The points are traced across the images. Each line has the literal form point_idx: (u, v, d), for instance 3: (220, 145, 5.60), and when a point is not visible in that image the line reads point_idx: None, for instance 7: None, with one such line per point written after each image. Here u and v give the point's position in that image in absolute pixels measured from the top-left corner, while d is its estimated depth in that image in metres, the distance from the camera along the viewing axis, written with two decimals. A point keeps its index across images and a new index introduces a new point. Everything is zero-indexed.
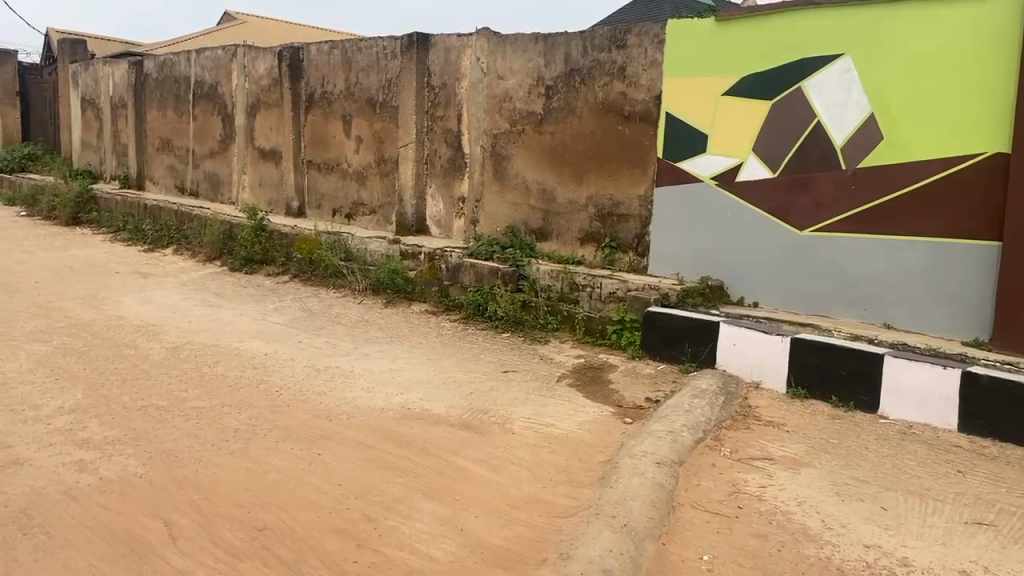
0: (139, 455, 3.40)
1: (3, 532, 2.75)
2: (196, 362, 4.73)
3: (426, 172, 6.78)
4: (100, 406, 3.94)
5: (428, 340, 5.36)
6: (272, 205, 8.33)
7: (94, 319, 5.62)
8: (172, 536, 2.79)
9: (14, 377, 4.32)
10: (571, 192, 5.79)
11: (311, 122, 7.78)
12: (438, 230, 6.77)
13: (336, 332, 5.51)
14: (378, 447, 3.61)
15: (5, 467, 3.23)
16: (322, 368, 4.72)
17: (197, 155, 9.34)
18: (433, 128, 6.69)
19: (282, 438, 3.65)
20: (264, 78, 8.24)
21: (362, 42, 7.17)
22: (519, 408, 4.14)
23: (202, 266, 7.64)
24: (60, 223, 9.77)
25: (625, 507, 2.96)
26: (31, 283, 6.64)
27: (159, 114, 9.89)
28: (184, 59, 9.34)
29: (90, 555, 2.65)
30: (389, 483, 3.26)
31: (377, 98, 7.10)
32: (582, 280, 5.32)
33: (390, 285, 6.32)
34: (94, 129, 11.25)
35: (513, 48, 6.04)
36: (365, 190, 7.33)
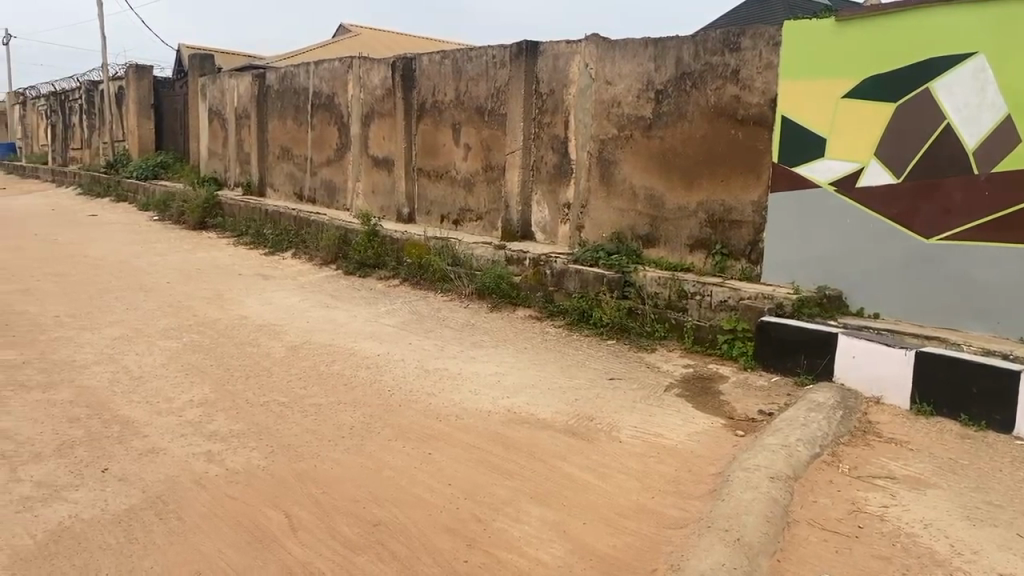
0: (261, 448, 3.57)
1: (143, 515, 2.94)
2: (312, 361, 4.93)
3: (532, 179, 6.83)
4: (226, 400, 4.17)
5: (534, 346, 5.39)
6: (384, 211, 8.58)
7: (220, 318, 5.93)
8: (293, 527, 2.91)
9: (149, 371, 4.61)
10: (680, 198, 5.70)
11: (422, 130, 7.97)
12: (543, 236, 6.80)
13: (444, 335, 5.61)
14: (485, 449, 3.66)
15: (143, 455, 3.46)
16: (431, 370, 4.82)
17: (314, 163, 9.74)
18: (540, 135, 6.73)
19: (394, 436, 3.75)
20: (377, 88, 8.52)
21: (472, 52, 7.30)
22: (625, 416, 4.10)
23: (318, 269, 7.94)
24: (189, 227, 10.39)
25: (738, 521, 2.88)
26: (163, 283, 7.08)
27: (279, 125, 10.37)
28: (303, 71, 9.75)
29: (218, 541, 2.79)
30: (497, 486, 3.29)
31: (486, 106, 7.20)
32: (691, 287, 5.23)
33: (494, 290, 6.38)
34: (220, 139, 11.90)
35: (622, 53, 6.00)
36: (472, 197, 7.45)
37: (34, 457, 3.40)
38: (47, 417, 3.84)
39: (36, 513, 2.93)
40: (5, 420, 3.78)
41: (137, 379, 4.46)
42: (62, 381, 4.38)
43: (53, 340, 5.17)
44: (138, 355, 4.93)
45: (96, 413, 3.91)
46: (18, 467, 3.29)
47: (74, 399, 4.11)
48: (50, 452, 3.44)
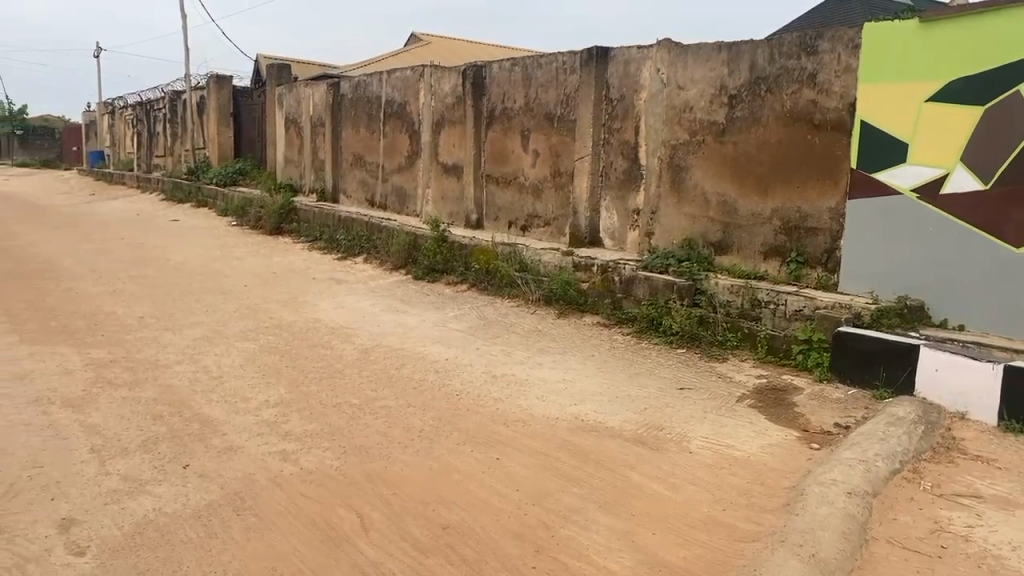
0: (334, 448, 3.65)
1: (222, 511, 3.04)
2: (382, 364, 5.01)
3: (601, 185, 6.80)
4: (301, 401, 4.27)
5: (602, 353, 5.36)
6: (453, 217, 8.67)
7: (294, 320, 6.09)
8: (365, 527, 2.96)
9: (228, 371, 4.77)
10: (754, 205, 5.59)
11: (491, 137, 8.03)
12: (611, 242, 6.76)
13: (511, 341, 5.63)
14: (553, 456, 3.65)
15: (222, 453, 3.57)
16: (498, 375, 4.85)
17: (386, 170, 9.91)
18: (610, 140, 6.70)
19: (462, 440, 3.78)
20: (448, 96, 8.62)
21: (543, 58, 7.32)
22: (696, 426, 4.04)
23: (388, 274, 8.08)
24: (265, 232, 10.69)
25: (813, 538, 2.82)
26: (242, 286, 7.31)
27: (353, 132, 10.59)
28: (377, 79, 9.94)
29: (293, 539, 2.86)
30: (565, 493, 3.28)
31: (555, 112, 7.21)
32: (764, 295, 5.13)
33: (562, 296, 6.37)
34: (295, 146, 12.22)
35: (695, 57, 5.93)
36: (540, 203, 7.46)
37: (121, 451, 3.55)
38: (132, 414, 4.01)
39: (123, 505, 3.06)
40: (94, 415, 3.97)
41: (216, 379, 4.61)
42: (147, 379, 4.56)
43: (139, 340, 5.39)
44: (218, 355, 5.10)
45: (178, 411, 4.06)
46: (106, 461, 3.44)
47: (158, 396, 4.27)
48: (136, 448, 3.59)
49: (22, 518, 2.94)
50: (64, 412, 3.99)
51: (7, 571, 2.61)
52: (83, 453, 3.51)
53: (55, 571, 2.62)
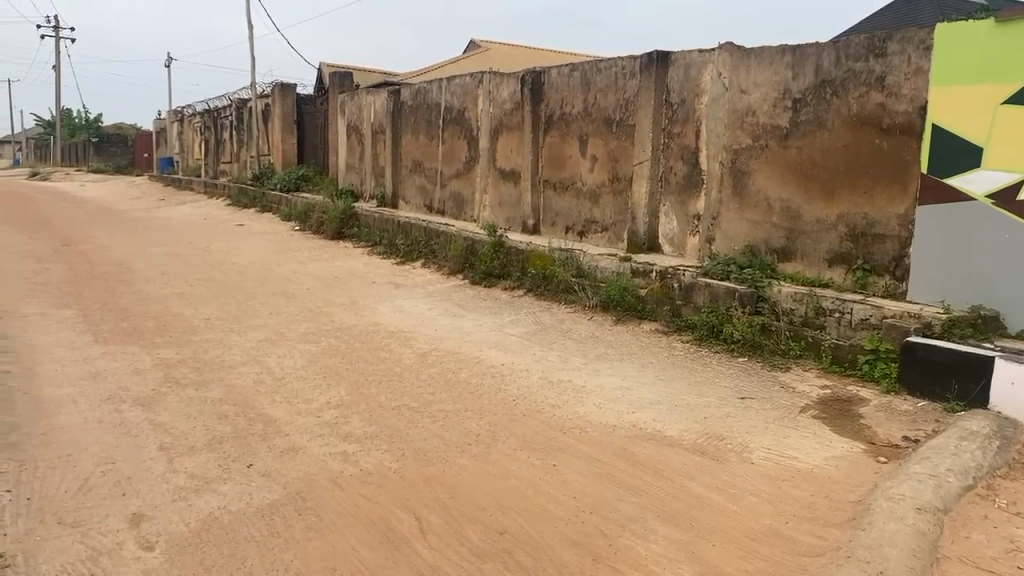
0: (393, 451, 3.69)
1: (284, 510, 3.09)
2: (440, 367, 5.05)
3: (660, 190, 6.74)
4: (360, 403, 4.33)
5: (660, 360, 5.30)
6: (510, 222, 8.69)
7: (354, 324, 6.19)
8: (423, 531, 2.98)
9: (290, 373, 4.87)
10: (818, 210, 5.47)
11: (549, 142, 8.03)
12: (670, 248, 6.69)
13: (568, 347, 5.62)
14: (610, 463, 3.63)
15: (285, 453, 3.64)
16: (555, 381, 4.83)
17: (444, 175, 10.00)
18: (669, 145, 6.63)
19: (520, 446, 3.78)
20: (507, 102, 8.65)
21: (602, 63, 7.28)
22: (757, 437, 3.96)
23: (446, 278, 8.14)
24: (327, 237, 10.90)
25: (881, 555, 2.73)
26: (304, 290, 7.46)
27: (412, 138, 10.72)
28: (436, 86, 10.05)
29: (352, 539, 2.90)
30: (623, 501, 3.25)
31: (614, 117, 7.17)
32: (829, 304, 5.01)
33: (619, 303, 6.32)
34: (356, 152, 12.43)
35: (758, 61, 5.83)
36: (598, 208, 7.43)
37: (189, 449, 3.65)
38: (199, 413, 4.12)
39: (190, 502, 3.15)
40: (163, 414, 4.09)
41: (279, 380, 4.71)
42: (213, 379, 4.69)
43: (205, 341, 5.55)
44: (280, 357, 5.21)
45: (242, 411, 4.16)
46: (174, 459, 3.54)
47: (223, 396, 4.38)
48: (202, 446, 3.69)
49: (96, 512, 3.04)
50: (135, 410, 4.12)
51: (81, 563, 2.70)
52: (152, 451, 3.62)
53: (126, 565, 2.71)
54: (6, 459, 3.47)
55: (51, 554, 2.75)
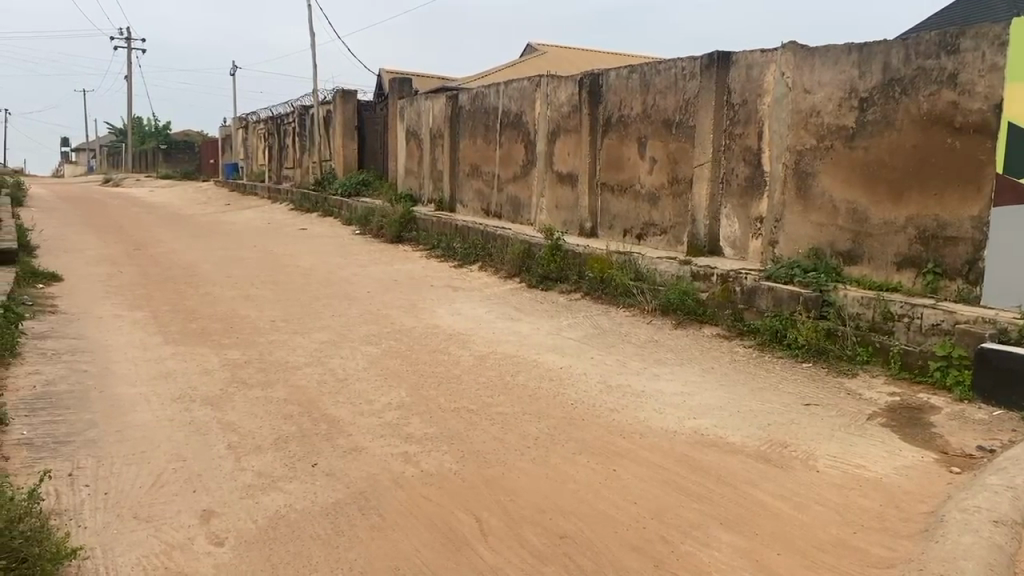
0: (453, 453, 3.72)
1: (348, 509, 3.15)
2: (498, 370, 5.06)
3: (721, 192, 6.65)
4: (421, 405, 4.37)
5: (721, 365, 5.22)
6: (568, 225, 8.68)
7: (413, 326, 6.25)
8: (484, 533, 2.99)
9: (352, 374, 4.95)
10: (886, 212, 5.32)
11: (608, 145, 7.99)
12: (732, 251, 6.59)
13: (627, 351, 5.58)
14: (671, 469, 3.59)
15: (348, 453, 3.70)
16: (614, 385, 4.80)
17: (502, 179, 10.03)
18: (731, 146, 6.53)
19: (579, 450, 3.77)
20: (565, 105, 8.64)
21: (661, 65, 7.21)
22: (823, 444, 3.87)
23: (503, 281, 8.16)
24: (386, 240, 11.05)
25: (954, 569, 2.65)
26: (364, 293, 7.57)
27: (470, 143, 10.79)
28: (494, 91, 10.10)
29: (414, 539, 2.93)
30: (684, 508, 3.21)
31: (673, 119, 7.09)
32: (898, 308, 4.87)
33: (679, 307, 6.25)
34: (415, 157, 12.57)
35: (822, 60, 5.70)
36: (657, 211, 7.36)
37: (256, 448, 3.74)
38: (265, 413, 4.22)
39: (258, 500, 3.23)
40: (231, 413, 4.20)
41: (341, 381, 4.79)
42: (278, 380, 4.80)
43: (270, 343, 5.67)
44: (342, 358, 5.30)
45: (306, 411, 4.25)
46: (242, 457, 3.63)
47: (288, 397, 4.48)
48: (268, 446, 3.77)
49: (168, 507, 3.14)
50: (205, 409, 4.25)
51: (156, 556, 2.79)
52: (221, 449, 3.72)
53: (197, 559, 2.79)
54: (85, 454, 3.61)
55: (128, 546, 2.85)
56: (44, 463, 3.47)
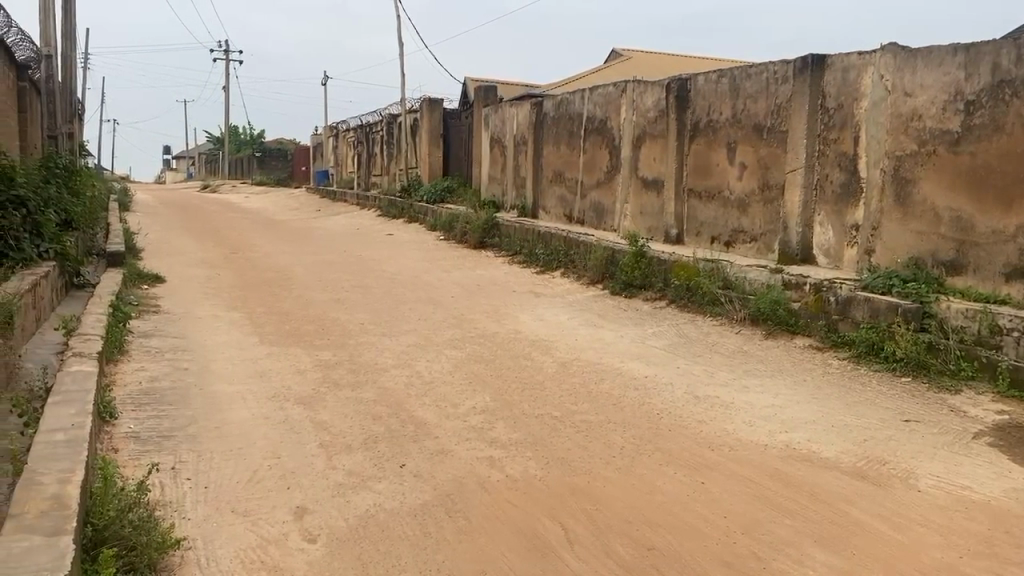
0: (538, 459, 3.72)
1: (435, 511, 3.19)
2: (582, 377, 5.04)
3: (814, 199, 6.45)
4: (506, 410, 4.40)
5: (814, 378, 5.06)
6: (652, 232, 8.58)
7: (497, 331, 6.30)
8: (570, 540, 2.98)
9: (438, 377, 5.02)
10: (993, 221, 5.05)
11: (695, 150, 7.86)
12: (825, 259, 6.38)
13: (713, 361, 5.46)
14: (762, 484, 3.49)
15: (435, 455, 3.75)
16: (701, 395, 4.71)
17: (586, 185, 10.00)
18: (825, 152, 6.33)
19: (666, 461, 3.71)
20: (651, 110, 8.54)
21: (752, 68, 7.05)
22: (925, 463, 3.70)
23: (586, 288, 8.13)
24: (470, 246, 11.17)
25: None
26: (449, 297, 7.68)
27: (554, 149, 10.81)
28: (579, 97, 10.08)
29: (501, 544, 2.95)
30: (777, 524, 3.12)
31: (764, 124, 6.92)
32: (1007, 322, 4.63)
33: (770, 316, 6.08)
34: (499, 163, 12.66)
35: (925, 61, 5.47)
36: (746, 218, 7.20)
37: (346, 448, 3.83)
38: (354, 413, 4.32)
39: (349, 499, 3.30)
40: (322, 412, 4.32)
41: (426, 384, 4.86)
42: (367, 381, 4.91)
43: (359, 345, 5.81)
44: (428, 361, 5.38)
45: (394, 413, 4.33)
46: (333, 456, 3.73)
47: (377, 398, 4.58)
48: (359, 446, 3.86)
49: (264, 503, 3.25)
50: (298, 409, 4.38)
51: (253, 550, 2.89)
52: (313, 448, 3.82)
53: (292, 555, 2.87)
54: (186, 449, 3.77)
55: (227, 540, 2.95)
56: (150, 456, 3.64)
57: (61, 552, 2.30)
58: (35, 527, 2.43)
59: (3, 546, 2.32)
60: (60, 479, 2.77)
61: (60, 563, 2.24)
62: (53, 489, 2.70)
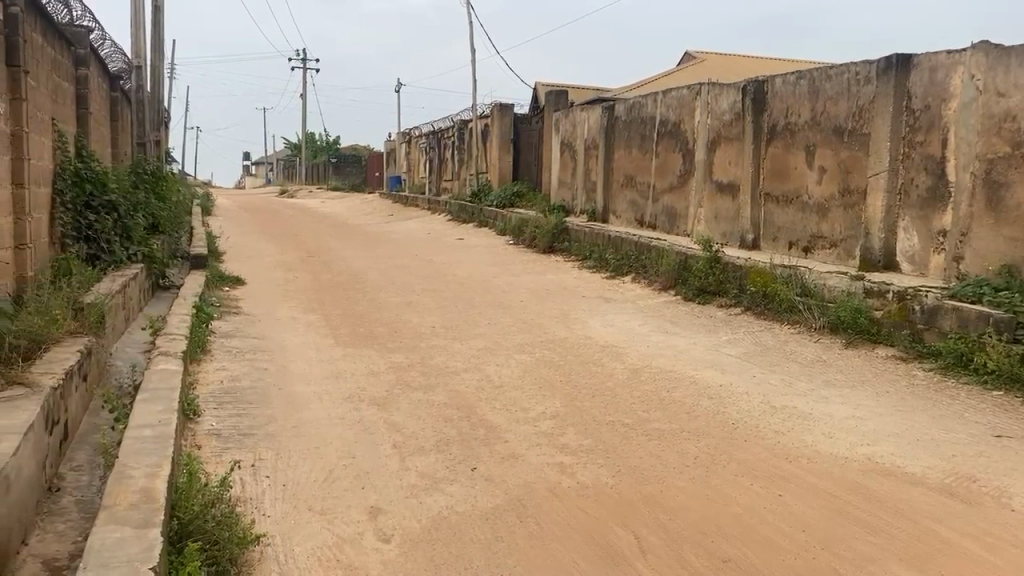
0: (609, 467, 3.68)
1: (506, 515, 3.19)
2: (654, 385, 4.98)
3: (898, 204, 6.22)
4: (576, 416, 4.37)
5: (897, 390, 4.87)
6: (727, 237, 8.43)
7: (567, 336, 6.28)
8: (642, 549, 2.94)
9: (508, 381, 5.03)
10: None
11: (772, 154, 7.69)
12: (910, 266, 6.15)
13: (790, 370, 5.32)
14: (843, 498, 3.37)
15: (505, 459, 3.76)
16: (777, 406, 4.59)
17: (657, 189, 9.90)
18: (910, 155, 6.10)
19: (741, 472, 3.63)
20: (726, 113, 8.39)
21: (833, 69, 6.86)
22: (1018, 482, 3.51)
23: (658, 293, 8.03)
24: (540, 250, 11.17)
25: None
26: (519, 302, 7.69)
27: (625, 153, 10.72)
28: (652, 100, 9.98)
29: (573, 551, 2.93)
30: (859, 540, 3.01)
31: (845, 126, 6.72)
32: None
33: (850, 325, 5.88)
34: (569, 168, 12.64)
35: (1019, 60, 5.22)
36: (826, 223, 7.01)
37: (419, 450, 3.87)
38: (426, 415, 4.36)
39: (422, 500, 3.33)
40: (395, 414, 4.38)
41: (497, 388, 4.88)
42: (439, 384, 4.95)
43: (431, 348, 5.87)
44: (497, 366, 5.40)
45: (465, 416, 4.35)
46: (406, 457, 3.77)
47: (448, 401, 4.61)
48: (430, 448, 3.89)
49: (340, 502, 3.31)
50: (372, 410, 4.45)
51: (329, 548, 2.94)
52: (387, 449, 3.88)
53: (367, 554, 2.92)
54: (265, 447, 3.87)
55: (304, 537, 3.02)
56: (231, 453, 3.75)
57: (151, 543, 2.40)
58: (126, 519, 2.54)
59: (98, 536, 2.43)
60: (149, 473, 2.89)
61: (150, 554, 2.33)
62: (143, 482, 2.81)
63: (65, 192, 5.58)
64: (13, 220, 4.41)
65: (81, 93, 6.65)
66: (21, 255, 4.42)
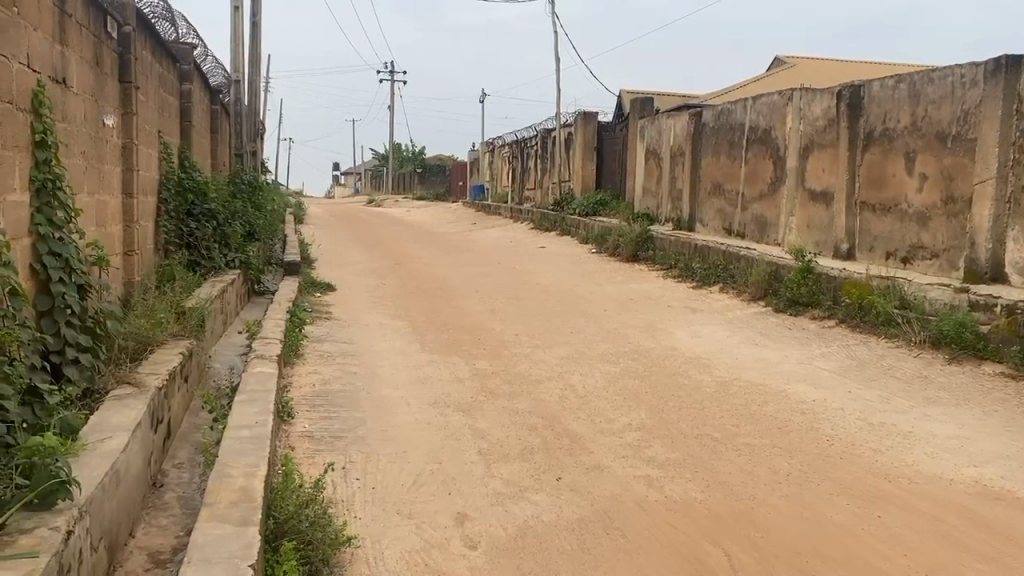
0: (698, 481, 3.61)
1: (593, 527, 3.17)
2: (743, 398, 4.85)
3: (1007, 213, 5.89)
4: (662, 429, 4.30)
5: (1007, 409, 4.60)
6: (820, 246, 8.17)
7: (652, 347, 6.19)
8: (734, 567, 2.87)
9: (593, 391, 4.99)
10: None
11: (869, 161, 7.41)
12: (1020, 278, 5.81)
13: (888, 386, 5.10)
14: (949, 522, 3.21)
15: (591, 470, 3.73)
16: (875, 423, 4.40)
17: (747, 197, 9.67)
18: (1020, 161, 5.77)
19: (837, 491, 3.49)
20: (819, 118, 8.13)
21: (936, 72, 6.57)
22: None
23: (747, 304, 7.85)
24: (624, 259, 11.06)
25: None
26: (603, 311, 7.64)
27: (713, 160, 10.52)
28: (741, 106, 9.77)
29: (661, 566, 2.88)
30: (967, 568, 2.85)
31: (948, 132, 6.42)
32: None
33: (954, 339, 5.60)
34: (655, 175, 12.50)
35: None
36: (926, 232, 6.71)
37: (504, 457, 3.89)
38: (511, 423, 4.37)
39: (508, 508, 3.34)
40: (480, 421, 4.40)
41: (582, 398, 4.85)
42: (524, 392, 4.96)
43: (515, 356, 5.89)
44: (582, 375, 5.37)
45: (550, 425, 4.35)
46: (492, 464, 3.79)
47: (533, 409, 4.61)
48: (516, 455, 3.91)
49: (428, 506, 3.35)
50: (458, 416, 4.49)
51: (418, 553, 2.98)
52: (473, 455, 3.91)
53: (454, 560, 2.94)
54: (356, 450, 3.95)
55: (393, 540, 3.07)
56: (323, 455, 3.85)
57: (250, 540, 2.48)
58: (226, 517, 2.63)
59: (199, 532, 2.52)
60: (247, 473, 2.99)
61: (248, 551, 2.41)
62: (242, 481, 2.91)
63: (169, 201, 5.88)
64: (123, 227, 4.67)
65: (184, 106, 6.98)
66: (129, 260, 4.67)
